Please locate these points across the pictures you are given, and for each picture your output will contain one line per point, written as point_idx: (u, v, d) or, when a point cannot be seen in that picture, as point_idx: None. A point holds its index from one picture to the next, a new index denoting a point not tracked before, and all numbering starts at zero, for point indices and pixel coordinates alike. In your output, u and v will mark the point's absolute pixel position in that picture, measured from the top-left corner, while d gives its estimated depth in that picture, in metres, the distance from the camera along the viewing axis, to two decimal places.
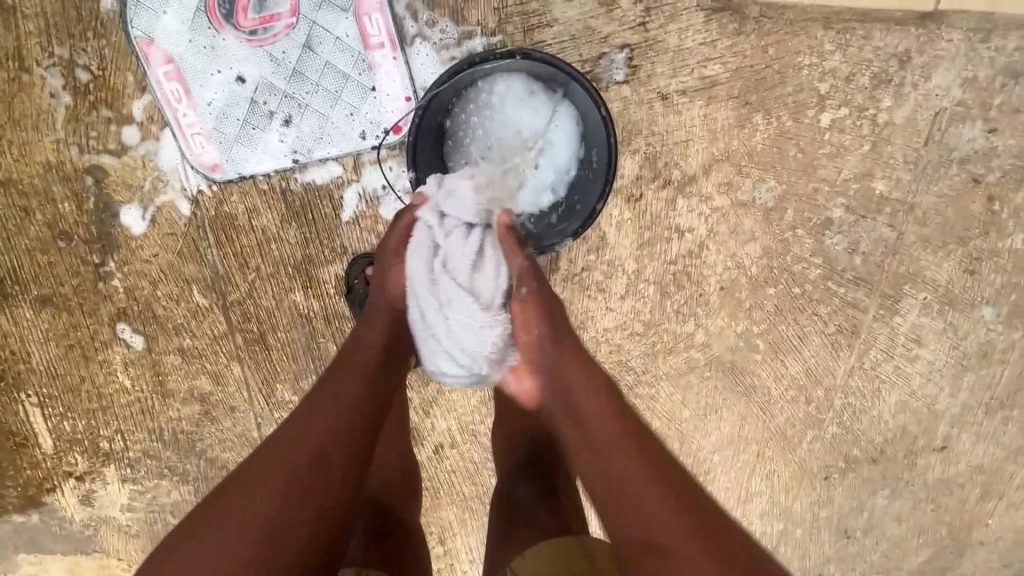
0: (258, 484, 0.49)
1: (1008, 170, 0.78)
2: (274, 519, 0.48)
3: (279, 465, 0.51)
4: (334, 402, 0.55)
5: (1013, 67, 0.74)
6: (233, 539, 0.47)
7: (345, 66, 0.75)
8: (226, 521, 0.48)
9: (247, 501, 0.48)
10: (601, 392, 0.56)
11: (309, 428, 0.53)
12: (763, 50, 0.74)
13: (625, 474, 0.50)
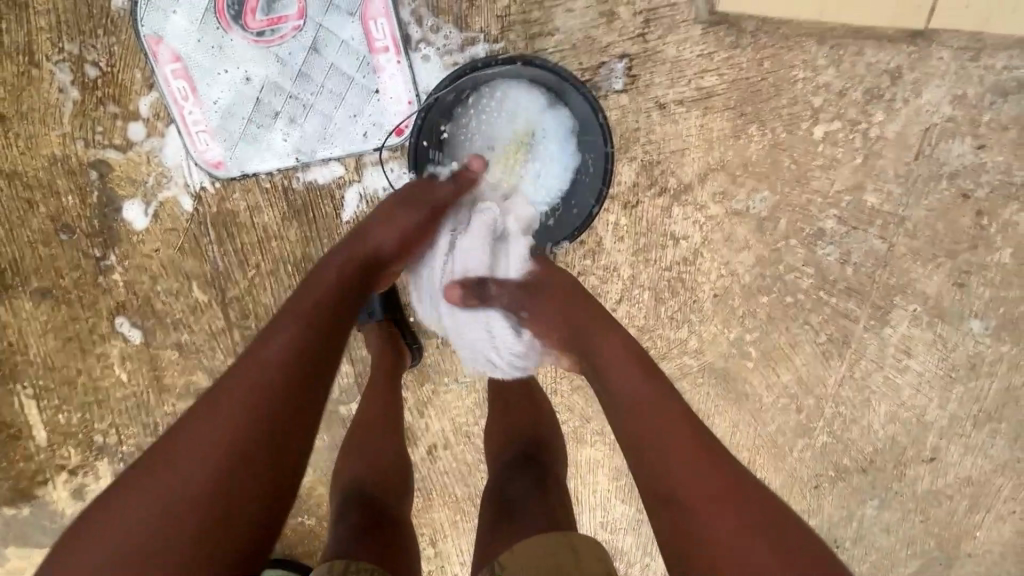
0: (216, 408, 0.47)
1: (997, 186, 0.80)
2: (237, 441, 0.46)
3: (237, 388, 0.48)
4: (292, 356, 0.51)
5: (1002, 86, 0.76)
6: (197, 466, 0.45)
7: (350, 69, 0.77)
8: (186, 447, 0.45)
9: (208, 425, 0.46)
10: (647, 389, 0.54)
11: (268, 352, 0.50)
12: (758, 63, 0.76)
13: (669, 465, 0.50)
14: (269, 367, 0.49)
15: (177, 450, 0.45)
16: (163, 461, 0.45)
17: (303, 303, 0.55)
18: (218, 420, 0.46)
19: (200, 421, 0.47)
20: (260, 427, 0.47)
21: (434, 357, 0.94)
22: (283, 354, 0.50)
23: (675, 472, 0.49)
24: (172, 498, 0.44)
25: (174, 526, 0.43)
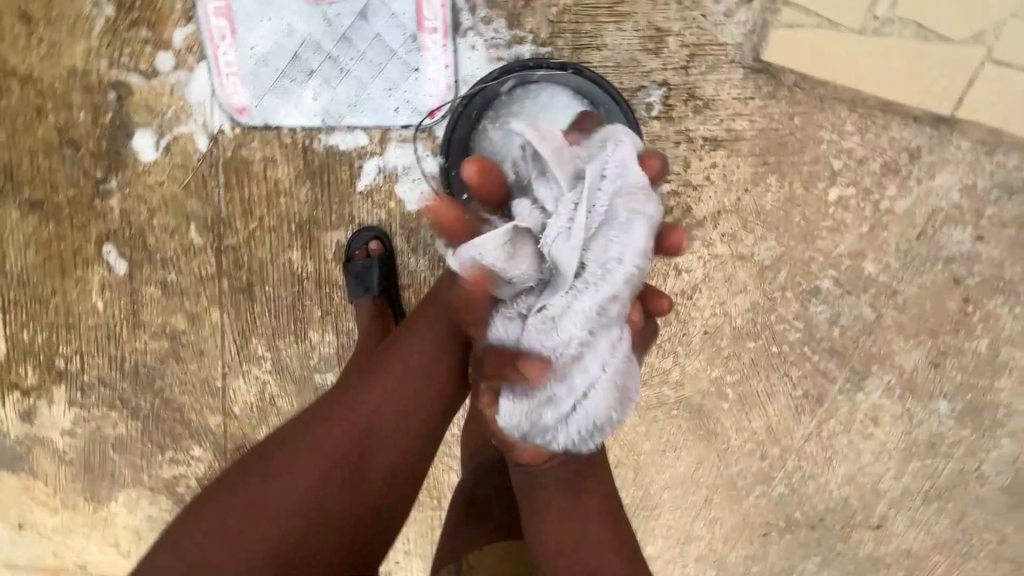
0: (273, 480, 0.55)
1: (987, 277, 0.83)
2: (278, 527, 0.52)
3: (295, 473, 0.55)
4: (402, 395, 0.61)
5: (1009, 184, 0.79)
6: (307, 475, 0.55)
7: (394, 43, 0.76)
8: (286, 485, 0.54)
9: (262, 495, 0.54)
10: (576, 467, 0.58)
11: (331, 439, 0.58)
12: (789, 117, 0.77)
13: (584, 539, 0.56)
14: (329, 460, 0.56)
15: (286, 467, 0.56)
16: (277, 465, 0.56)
17: (373, 393, 0.61)
18: (279, 495, 0.54)
19: (257, 490, 0.54)
20: (311, 506, 0.54)
21: None
22: (344, 448, 0.57)
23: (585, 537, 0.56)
24: (284, 497, 0.54)
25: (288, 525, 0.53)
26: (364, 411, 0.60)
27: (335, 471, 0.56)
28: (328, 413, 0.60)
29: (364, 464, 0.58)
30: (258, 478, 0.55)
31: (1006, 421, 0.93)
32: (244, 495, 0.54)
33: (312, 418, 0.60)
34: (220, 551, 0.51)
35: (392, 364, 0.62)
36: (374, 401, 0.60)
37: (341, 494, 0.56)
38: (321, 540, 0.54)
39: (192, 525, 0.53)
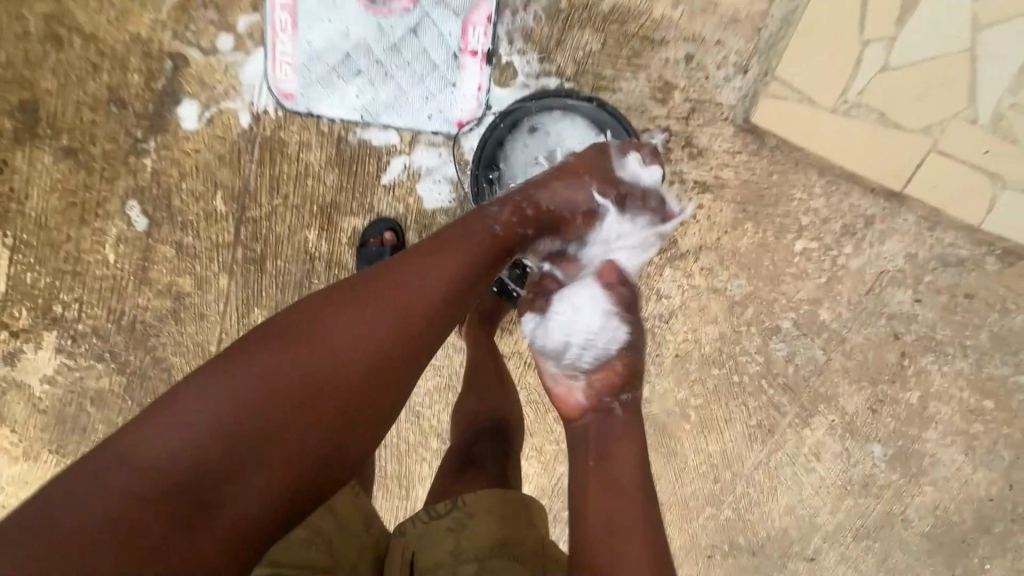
0: (252, 382, 0.51)
1: (922, 336, 0.94)
2: (253, 436, 0.49)
3: (279, 380, 0.51)
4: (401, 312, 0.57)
5: (945, 257, 0.90)
6: (282, 389, 0.51)
7: (437, 58, 0.85)
8: (257, 399, 0.50)
9: (236, 398, 0.50)
10: (625, 431, 0.62)
11: (323, 352, 0.53)
12: (767, 172, 0.87)
13: (616, 492, 0.57)
14: (316, 373, 0.53)
15: (255, 379, 0.51)
16: (245, 375, 0.51)
17: (378, 308, 0.57)
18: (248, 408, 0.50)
19: (223, 401, 0.49)
20: (287, 421, 0.51)
21: None
22: (336, 362, 0.53)
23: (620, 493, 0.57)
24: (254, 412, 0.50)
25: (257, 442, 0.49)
26: (356, 333, 0.55)
27: (321, 383, 0.52)
28: (324, 316, 0.55)
29: (358, 384, 0.54)
30: (235, 378, 0.51)
31: (931, 471, 1.03)
32: (220, 395, 0.49)
33: (302, 319, 0.55)
34: (189, 450, 0.47)
35: (405, 279, 0.58)
36: (377, 316, 0.56)
37: (330, 413, 0.53)
38: (300, 457, 0.51)
39: (159, 412, 0.48)
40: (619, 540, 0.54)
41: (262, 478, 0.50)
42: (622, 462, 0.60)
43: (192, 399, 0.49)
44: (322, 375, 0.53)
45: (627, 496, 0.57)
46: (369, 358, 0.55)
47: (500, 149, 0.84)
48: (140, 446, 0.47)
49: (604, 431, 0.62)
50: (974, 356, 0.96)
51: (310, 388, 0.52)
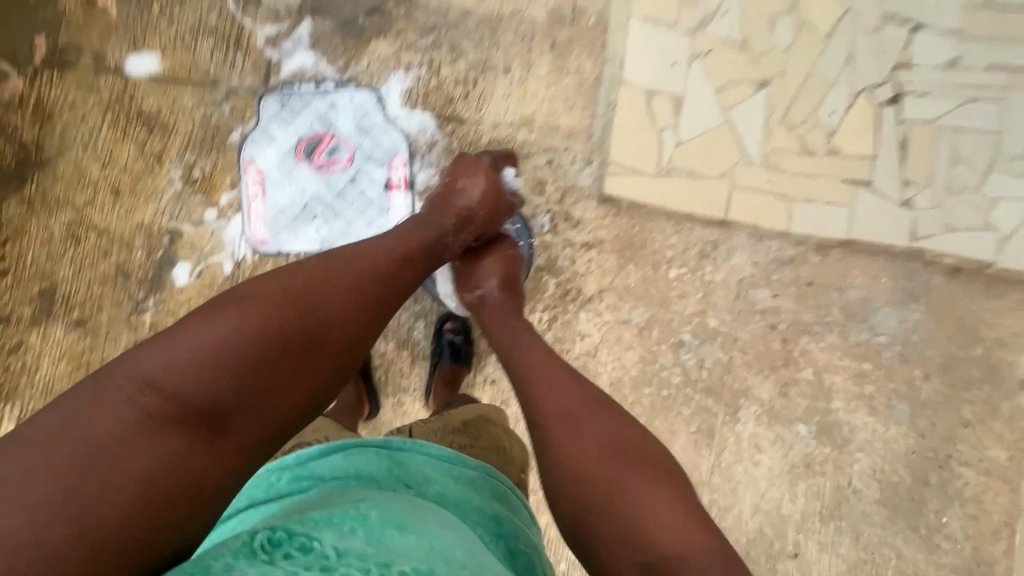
0: (241, 324, 0.55)
1: (791, 322, 1.18)
2: (234, 376, 0.53)
3: (255, 328, 0.56)
4: (371, 274, 0.67)
5: (780, 258, 1.18)
6: (275, 325, 0.57)
7: (373, 195, 1.12)
8: (254, 331, 0.56)
9: (215, 343, 0.53)
10: (559, 364, 0.72)
11: (294, 308, 0.59)
12: (631, 225, 1.16)
13: (568, 410, 0.65)
14: (288, 325, 0.58)
15: (250, 316, 0.56)
16: (242, 312, 0.56)
17: (340, 275, 0.65)
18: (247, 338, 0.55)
19: (220, 332, 0.54)
20: (285, 354, 0.57)
21: (388, 414, 1.12)
22: (307, 319, 0.59)
23: (568, 408, 0.65)
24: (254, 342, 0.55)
25: (257, 370, 0.54)
26: (337, 286, 0.63)
27: (314, 325, 0.60)
28: (295, 280, 0.61)
29: (328, 336, 0.60)
30: (211, 327, 0.54)
31: (853, 436, 1.19)
32: (217, 329, 0.54)
33: (269, 282, 0.60)
34: (174, 389, 0.51)
35: (359, 255, 0.68)
36: (341, 281, 0.64)
37: (305, 360, 0.58)
38: (281, 397, 0.56)
39: (151, 350, 0.52)
40: (579, 444, 0.62)
41: (252, 417, 0.54)
42: (564, 386, 0.68)
43: (171, 344, 0.52)
44: (315, 317, 0.60)
45: (577, 411, 0.65)
46: (335, 315, 0.62)
47: None
48: (132, 380, 0.50)
49: (545, 367, 0.72)
50: (839, 329, 1.19)
51: (285, 335, 0.57)
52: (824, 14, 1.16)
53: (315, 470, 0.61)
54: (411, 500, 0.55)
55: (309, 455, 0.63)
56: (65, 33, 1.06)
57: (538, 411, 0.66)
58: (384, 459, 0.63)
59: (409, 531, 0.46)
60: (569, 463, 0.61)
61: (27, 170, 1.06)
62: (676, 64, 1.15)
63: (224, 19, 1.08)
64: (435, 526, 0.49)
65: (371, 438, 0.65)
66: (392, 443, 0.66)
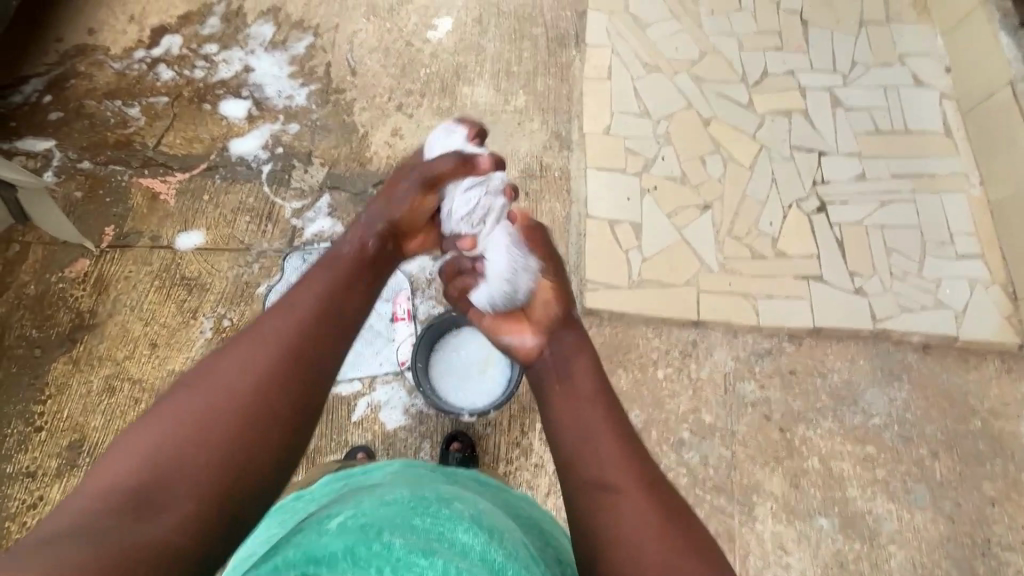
0: (243, 354, 0.61)
1: (784, 412, 1.22)
2: (184, 457, 0.53)
3: (257, 355, 0.61)
4: (351, 288, 0.75)
5: (757, 351, 1.27)
6: (271, 343, 0.63)
7: (380, 327, 1.25)
8: (256, 353, 0.61)
9: (154, 440, 0.53)
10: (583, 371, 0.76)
11: (226, 388, 0.58)
12: (614, 333, 1.28)
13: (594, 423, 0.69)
14: (218, 405, 0.57)
15: (247, 345, 0.62)
16: (240, 345, 0.62)
17: (267, 343, 0.63)
18: (251, 361, 0.61)
19: (229, 362, 0.60)
20: (287, 364, 0.62)
21: None
22: (244, 389, 0.59)
23: (589, 421, 0.69)
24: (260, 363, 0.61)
25: (265, 385, 0.60)
26: (316, 300, 0.70)
27: (303, 334, 0.65)
28: (283, 305, 0.68)
29: (266, 403, 0.59)
30: (149, 428, 0.54)
31: (880, 527, 1.15)
32: (225, 365, 0.60)
33: (214, 362, 0.60)
34: (114, 491, 0.50)
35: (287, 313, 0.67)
36: (271, 348, 0.63)
37: (302, 364, 0.63)
38: (234, 466, 0.55)
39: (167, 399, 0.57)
40: (605, 456, 0.66)
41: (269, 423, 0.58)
42: (583, 397, 0.72)
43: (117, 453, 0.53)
44: (304, 329, 0.66)
45: (598, 422, 0.69)
46: (274, 382, 0.60)
47: (431, 346, 1.17)
48: (157, 423, 0.55)
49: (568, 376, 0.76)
50: (832, 414, 1.22)
51: (218, 414, 0.56)
52: (744, 151, 1.43)
53: (375, 475, 0.69)
54: (442, 492, 0.60)
55: (372, 468, 0.72)
56: (130, 222, 1.30)
57: (563, 420, 0.71)
58: (439, 473, 0.72)
59: (433, 557, 0.48)
60: (596, 475, 0.65)
61: (78, 335, 1.21)
62: (630, 199, 1.38)
63: (259, 199, 1.33)
64: (466, 539, 0.52)
65: (421, 462, 0.73)
66: (442, 467, 0.75)
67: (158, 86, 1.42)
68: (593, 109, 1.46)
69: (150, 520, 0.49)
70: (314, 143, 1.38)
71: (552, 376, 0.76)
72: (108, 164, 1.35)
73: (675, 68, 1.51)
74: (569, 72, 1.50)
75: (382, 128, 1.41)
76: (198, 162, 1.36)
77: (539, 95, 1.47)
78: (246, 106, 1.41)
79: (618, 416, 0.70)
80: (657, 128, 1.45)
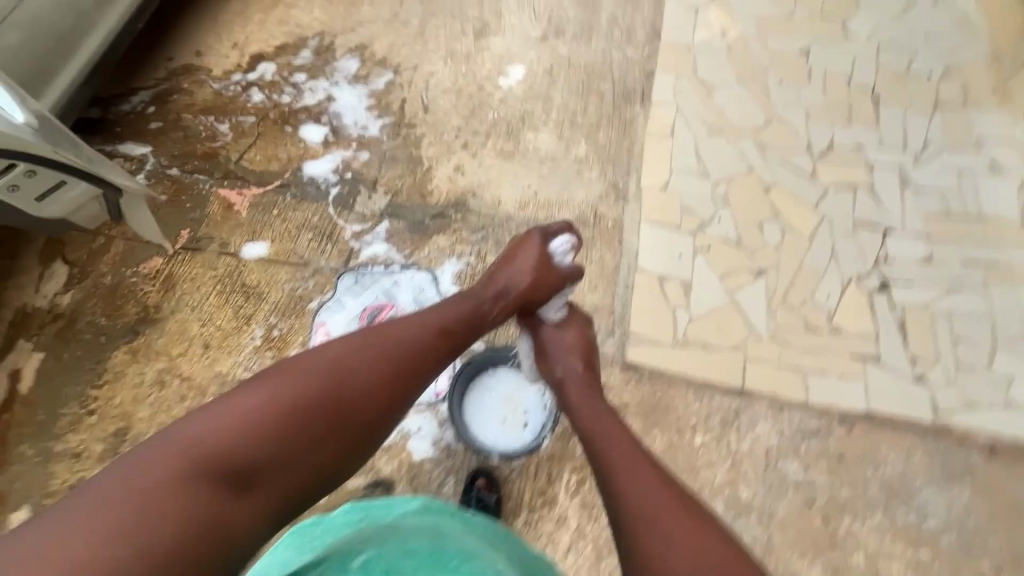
0: (344, 369, 0.70)
1: (830, 499, 1.15)
2: (274, 446, 0.63)
3: (354, 377, 0.70)
4: (450, 330, 0.83)
5: (804, 429, 1.21)
6: (369, 368, 0.72)
7: None
8: (355, 372, 0.70)
9: (252, 418, 0.63)
10: (610, 424, 0.81)
11: (323, 395, 0.67)
12: (654, 391, 1.24)
13: (624, 461, 0.74)
14: (309, 410, 0.66)
15: (351, 361, 0.71)
16: (348, 357, 0.71)
17: (370, 365, 0.72)
18: (348, 377, 0.70)
19: (329, 371, 0.69)
20: (372, 394, 0.71)
21: None
22: (333, 404, 0.67)
23: (619, 462, 0.74)
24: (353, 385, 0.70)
25: (349, 406, 0.68)
26: (419, 338, 0.78)
27: (394, 371, 0.74)
28: (395, 336, 0.76)
29: (342, 418, 0.68)
30: (240, 405, 0.63)
31: None
32: (325, 371, 0.69)
33: (324, 364, 0.69)
34: (211, 454, 0.60)
35: (383, 338, 0.75)
36: (361, 369, 0.71)
37: (383, 399, 0.72)
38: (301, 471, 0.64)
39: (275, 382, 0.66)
40: (639, 492, 0.69)
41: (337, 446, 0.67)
42: (617, 445, 0.77)
43: (213, 413, 0.62)
44: (398, 364, 0.74)
45: (633, 462, 0.73)
46: (351, 400, 0.69)
47: (474, 376, 1.17)
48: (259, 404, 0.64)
49: (599, 427, 0.81)
50: (883, 509, 1.14)
51: (308, 420, 0.65)
52: (804, 221, 1.41)
53: (399, 510, 0.70)
54: (464, 547, 0.59)
55: (396, 501, 0.73)
56: (204, 228, 1.39)
57: (598, 469, 0.76)
58: (464, 520, 0.72)
59: None
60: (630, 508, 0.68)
61: (140, 328, 1.28)
62: (682, 256, 1.37)
63: (323, 219, 1.40)
64: None
65: (445, 505, 0.73)
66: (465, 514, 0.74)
67: (248, 107, 1.54)
68: (652, 164, 1.48)
69: (228, 496, 0.59)
70: (382, 171, 1.46)
71: (586, 431, 0.82)
72: (193, 172, 1.46)
73: (739, 132, 1.52)
74: (632, 127, 1.53)
75: (446, 164, 1.47)
76: (272, 179, 1.45)
77: (600, 146, 1.51)
78: (323, 131, 1.50)
79: (648, 458, 0.74)
80: (716, 190, 1.45)
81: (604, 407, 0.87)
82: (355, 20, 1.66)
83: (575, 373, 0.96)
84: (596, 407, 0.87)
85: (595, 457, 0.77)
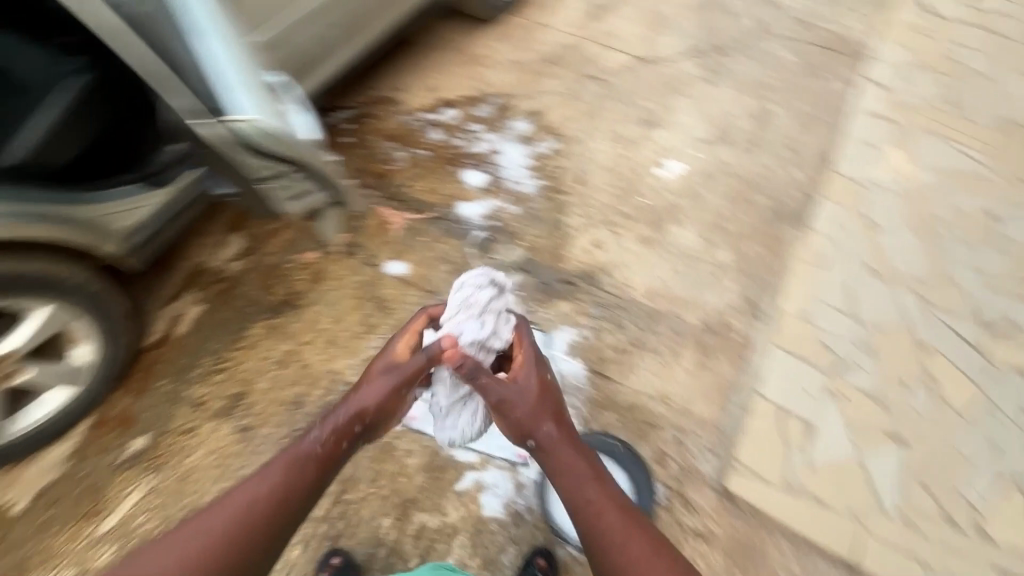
0: (233, 504, 0.72)
1: None
2: None
3: (249, 505, 0.72)
4: (337, 437, 0.81)
5: None
6: (262, 491, 0.74)
7: None
8: (246, 503, 0.73)
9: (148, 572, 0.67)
10: (600, 494, 0.78)
11: (212, 534, 0.70)
12: (746, 531, 1.15)
13: (628, 545, 0.73)
14: (206, 550, 0.69)
15: (239, 494, 0.73)
16: (238, 493, 0.74)
17: (261, 487, 0.74)
18: (241, 508, 0.72)
19: (218, 510, 0.72)
20: (268, 511, 0.73)
21: None
22: (226, 535, 0.70)
23: (626, 544, 0.73)
24: (250, 508, 0.72)
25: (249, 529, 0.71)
26: (308, 450, 0.79)
27: (289, 485, 0.76)
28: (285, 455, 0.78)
29: (240, 556, 0.70)
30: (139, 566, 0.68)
31: None
32: (215, 512, 0.72)
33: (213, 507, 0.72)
34: None
35: (272, 463, 0.77)
36: (259, 487, 0.74)
37: (279, 512, 0.74)
38: None
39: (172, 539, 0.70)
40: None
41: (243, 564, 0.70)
42: (622, 528, 0.75)
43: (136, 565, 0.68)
44: (288, 477, 0.76)
45: (638, 544, 0.74)
46: (234, 540, 0.70)
47: None
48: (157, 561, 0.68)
49: (588, 505, 0.77)
50: None
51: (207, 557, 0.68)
52: (960, 396, 1.26)
53: None
54: None
55: None
56: (359, 236, 1.53)
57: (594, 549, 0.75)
58: None
59: None
60: None
61: (283, 309, 1.42)
62: (810, 394, 1.27)
63: (461, 257, 1.49)
64: None
65: None
66: None
67: (425, 143, 1.71)
68: (796, 289, 1.41)
69: None
70: (525, 228, 1.53)
71: (576, 502, 0.78)
72: (364, 186, 1.63)
73: (900, 280, 1.42)
74: (782, 246, 1.49)
75: (586, 236, 1.52)
76: (427, 209, 1.57)
77: (743, 257, 1.47)
78: (484, 178, 1.62)
79: (647, 533, 0.75)
80: (862, 334, 1.35)
81: (592, 459, 0.82)
82: (537, 89, 1.81)
83: (551, 435, 0.83)
84: (579, 471, 0.80)
85: (589, 536, 0.76)
